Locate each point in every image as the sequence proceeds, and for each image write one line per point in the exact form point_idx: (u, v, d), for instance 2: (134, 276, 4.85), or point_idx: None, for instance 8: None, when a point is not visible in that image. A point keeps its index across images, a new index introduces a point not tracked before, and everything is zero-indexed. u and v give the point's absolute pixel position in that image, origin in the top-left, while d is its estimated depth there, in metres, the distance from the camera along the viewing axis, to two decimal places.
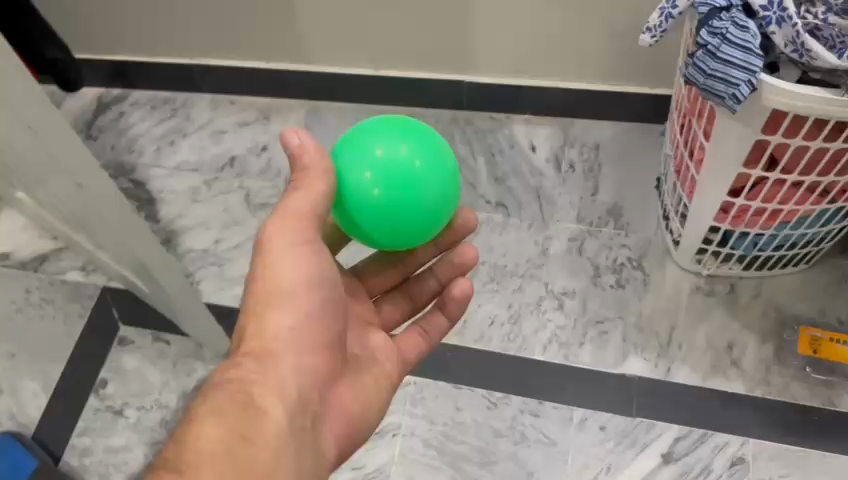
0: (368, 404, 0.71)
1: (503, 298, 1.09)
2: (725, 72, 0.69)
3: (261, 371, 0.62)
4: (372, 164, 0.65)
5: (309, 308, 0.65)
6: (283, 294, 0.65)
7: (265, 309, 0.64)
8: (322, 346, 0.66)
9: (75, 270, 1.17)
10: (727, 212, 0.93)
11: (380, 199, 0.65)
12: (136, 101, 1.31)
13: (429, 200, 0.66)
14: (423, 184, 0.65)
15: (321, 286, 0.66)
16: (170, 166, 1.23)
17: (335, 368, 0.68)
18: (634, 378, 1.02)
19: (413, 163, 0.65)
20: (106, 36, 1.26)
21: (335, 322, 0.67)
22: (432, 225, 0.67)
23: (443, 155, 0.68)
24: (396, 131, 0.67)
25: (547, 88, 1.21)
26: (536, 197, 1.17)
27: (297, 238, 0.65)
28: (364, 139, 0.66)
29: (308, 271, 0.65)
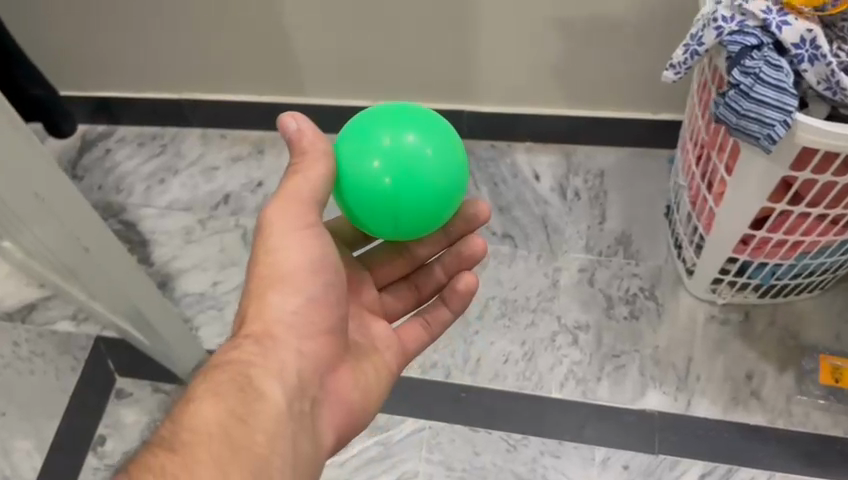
0: (371, 388, 0.70)
1: (515, 334, 1.06)
2: (759, 113, 0.67)
3: (262, 353, 0.62)
4: (380, 153, 0.62)
5: (310, 292, 0.65)
6: (283, 278, 0.64)
7: (265, 292, 0.64)
8: (323, 330, 0.66)
9: (65, 319, 1.11)
10: (746, 243, 0.92)
11: (388, 187, 0.61)
12: (123, 137, 1.26)
13: (438, 188, 0.62)
14: (433, 174, 0.62)
15: (323, 271, 0.65)
16: (161, 205, 1.19)
17: (336, 352, 0.68)
18: (654, 414, 0.99)
19: (422, 150, 0.62)
20: (90, 71, 1.21)
21: (338, 306, 0.67)
22: (441, 214, 0.64)
23: (454, 145, 0.64)
24: (403, 117, 0.64)
25: (549, 115, 1.18)
26: (542, 226, 1.14)
27: (297, 222, 0.64)
28: (371, 126, 0.63)
29: (309, 255, 0.64)
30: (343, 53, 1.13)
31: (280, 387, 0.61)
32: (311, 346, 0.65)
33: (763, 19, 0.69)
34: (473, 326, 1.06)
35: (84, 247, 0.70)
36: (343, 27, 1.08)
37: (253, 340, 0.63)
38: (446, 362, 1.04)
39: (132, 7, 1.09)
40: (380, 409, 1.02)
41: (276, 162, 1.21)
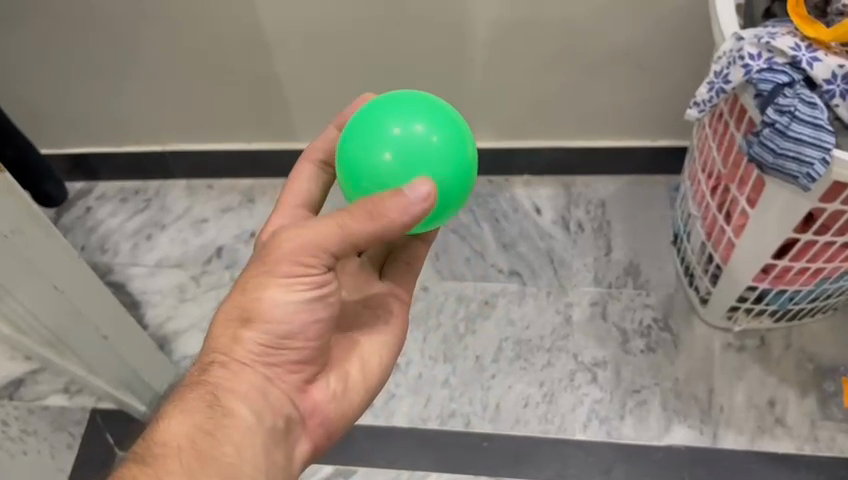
0: (350, 399, 0.66)
1: (533, 375, 1.03)
2: (797, 151, 0.66)
3: (232, 377, 0.59)
4: (387, 142, 0.55)
5: (288, 327, 0.59)
6: (259, 315, 0.59)
7: (238, 326, 0.59)
8: (298, 356, 0.62)
9: (57, 394, 1.01)
10: (767, 272, 0.90)
11: (400, 178, 0.55)
12: (103, 193, 1.24)
13: (447, 175, 0.56)
14: (444, 162, 0.56)
15: (308, 308, 0.59)
16: (150, 263, 1.15)
17: (313, 370, 0.64)
18: (682, 450, 0.97)
19: (430, 137, 0.56)
20: (69, 128, 1.18)
21: (317, 338, 0.62)
22: (450, 205, 0.58)
23: (462, 132, 0.58)
24: (405, 103, 0.57)
25: (546, 148, 1.16)
26: (549, 261, 1.13)
27: (293, 266, 0.57)
28: (375, 117, 0.57)
29: (293, 297, 0.58)
30: (335, 99, 1.10)
31: (248, 409, 0.58)
32: (284, 370, 0.61)
33: (792, 56, 0.67)
34: (489, 371, 1.04)
35: (94, 326, 0.76)
36: (335, 72, 1.05)
37: (221, 364, 0.59)
38: (464, 410, 1.01)
39: (114, 60, 1.05)
40: (400, 464, 0.98)
41: (268, 210, 1.19)
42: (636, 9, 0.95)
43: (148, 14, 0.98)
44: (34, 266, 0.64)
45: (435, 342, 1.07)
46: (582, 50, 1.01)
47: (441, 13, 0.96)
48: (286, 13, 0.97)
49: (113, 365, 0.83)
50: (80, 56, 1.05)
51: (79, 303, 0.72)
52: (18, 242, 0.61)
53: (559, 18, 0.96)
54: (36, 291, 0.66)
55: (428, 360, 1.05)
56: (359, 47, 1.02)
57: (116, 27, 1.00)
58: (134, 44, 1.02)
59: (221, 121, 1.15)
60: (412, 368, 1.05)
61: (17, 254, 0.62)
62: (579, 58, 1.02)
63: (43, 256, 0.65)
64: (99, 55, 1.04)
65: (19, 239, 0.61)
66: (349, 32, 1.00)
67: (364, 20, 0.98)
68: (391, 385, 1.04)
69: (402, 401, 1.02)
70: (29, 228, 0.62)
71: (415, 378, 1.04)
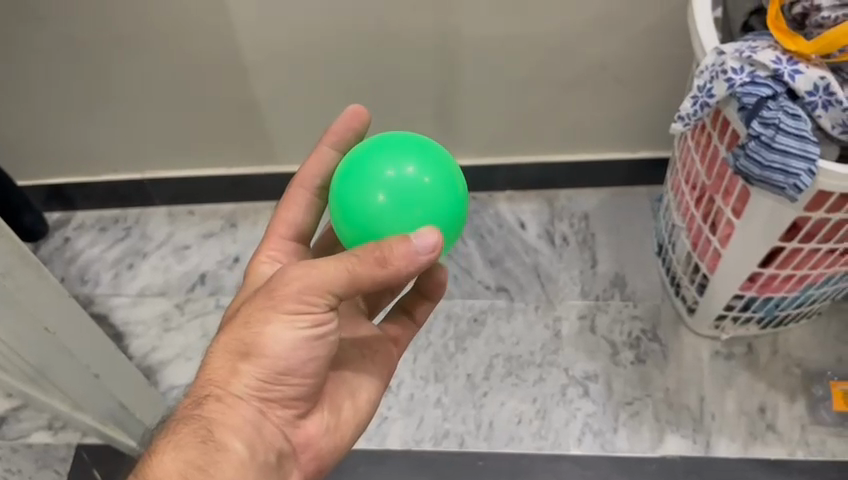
0: (342, 432, 0.66)
1: (525, 392, 1.03)
2: (783, 163, 0.67)
3: (226, 412, 0.58)
4: (380, 185, 0.56)
5: (285, 365, 0.58)
6: (258, 351, 0.57)
7: (236, 359, 0.58)
8: (295, 393, 0.60)
9: (41, 430, 1.01)
10: (753, 281, 0.91)
11: (395, 221, 0.56)
12: (81, 223, 1.22)
13: (442, 217, 0.57)
14: (436, 203, 0.56)
15: (310, 345, 0.58)
16: (132, 293, 1.14)
17: (307, 405, 0.63)
18: (676, 460, 0.97)
19: (422, 179, 0.57)
20: (45, 159, 1.16)
21: (315, 375, 0.60)
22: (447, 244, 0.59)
23: (452, 170, 0.59)
24: (397, 146, 0.59)
25: (527, 163, 1.17)
26: (535, 276, 1.13)
27: (301, 305, 0.55)
28: (367, 160, 0.58)
29: (292, 335, 0.56)
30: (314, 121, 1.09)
31: (240, 445, 0.57)
32: (279, 406, 0.60)
33: (774, 69, 0.68)
34: (481, 389, 1.03)
35: (85, 365, 0.75)
36: (315, 94, 1.05)
37: (216, 398, 0.58)
38: (458, 430, 1.00)
39: (90, 89, 1.04)
40: None
41: (250, 234, 1.18)
42: (613, 24, 0.96)
43: (124, 42, 0.97)
44: (25, 308, 0.63)
45: (425, 361, 1.06)
46: (562, 66, 1.01)
47: (420, 33, 0.96)
48: (264, 36, 0.96)
49: (102, 402, 0.81)
50: (55, 86, 1.03)
51: (70, 343, 0.71)
52: (9, 286, 0.60)
53: (538, 36, 0.97)
54: (26, 334, 0.64)
55: (419, 381, 1.05)
56: (338, 69, 1.02)
57: (92, 55, 0.99)
58: (111, 71, 1.01)
59: (200, 147, 1.14)
60: (403, 389, 1.04)
61: (8, 297, 0.60)
62: (559, 74, 1.02)
63: (33, 298, 0.63)
64: (76, 84, 1.03)
65: (10, 283, 0.60)
66: (327, 55, 0.99)
67: (343, 42, 0.98)
68: (383, 408, 1.03)
69: (395, 424, 1.01)
70: (21, 271, 0.60)
71: (407, 399, 1.03)
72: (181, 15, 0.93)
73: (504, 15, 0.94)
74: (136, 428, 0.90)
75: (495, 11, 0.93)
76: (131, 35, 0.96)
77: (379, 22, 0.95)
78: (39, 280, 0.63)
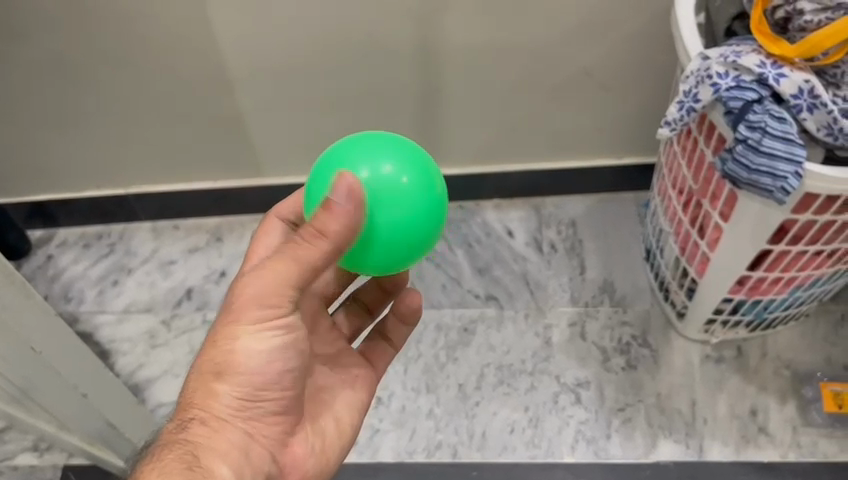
0: (327, 453, 0.65)
1: (517, 400, 1.02)
2: (771, 167, 0.67)
3: (211, 435, 0.57)
4: (355, 186, 0.55)
5: (261, 380, 0.58)
6: (232, 368, 0.57)
7: (211, 381, 0.57)
8: (275, 408, 0.60)
9: (27, 452, 1.00)
10: (742, 284, 0.91)
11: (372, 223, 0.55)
12: (64, 240, 1.21)
13: (421, 217, 0.56)
14: (413, 203, 0.55)
15: (282, 355, 0.58)
16: (117, 310, 1.12)
17: (289, 422, 0.62)
18: (670, 465, 0.96)
19: (399, 178, 0.55)
20: (26, 176, 1.15)
21: (292, 389, 0.61)
22: (426, 243, 0.58)
23: (430, 167, 0.58)
24: (372, 144, 0.57)
25: (514, 171, 1.17)
26: (524, 284, 1.13)
27: (267, 315, 0.55)
28: (342, 159, 0.56)
29: (262, 347, 0.57)
30: (300, 133, 1.09)
31: (229, 468, 0.56)
32: (262, 423, 0.60)
33: (759, 73, 0.69)
34: (473, 398, 1.03)
35: (73, 385, 0.73)
36: (299, 106, 1.05)
37: (200, 421, 0.57)
38: (450, 441, 1.00)
39: (72, 104, 1.03)
40: None
41: (237, 248, 1.17)
42: (597, 32, 0.96)
43: (106, 56, 0.96)
44: (11, 329, 0.61)
45: (416, 372, 1.05)
46: (546, 74, 1.01)
47: (405, 44, 0.96)
48: (247, 49, 0.96)
49: (89, 421, 0.80)
50: (35, 101, 1.02)
51: (58, 363, 0.69)
52: None
53: (522, 43, 0.97)
54: (12, 355, 0.63)
55: (410, 392, 1.04)
56: (323, 81, 1.01)
57: (74, 70, 0.98)
58: (92, 86, 1.01)
59: (185, 160, 1.13)
60: (395, 400, 1.03)
61: None
62: (543, 82, 1.03)
63: (18, 318, 0.62)
64: (57, 100, 1.02)
65: None
66: (312, 67, 0.99)
67: (327, 54, 0.97)
68: (374, 420, 1.02)
69: (386, 436, 1.00)
70: (5, 291, 0.59)
71: (398, 411, 1.02)
72: (163, 29, 0.93)
73: (489, 24, 0.94)
74: (123, 447, 0.89)
75: (479, 20, 0.94)
76: (114, 49, 0.95)
77: (364, 34, 0.95)
78: (25, 300, 0.62)
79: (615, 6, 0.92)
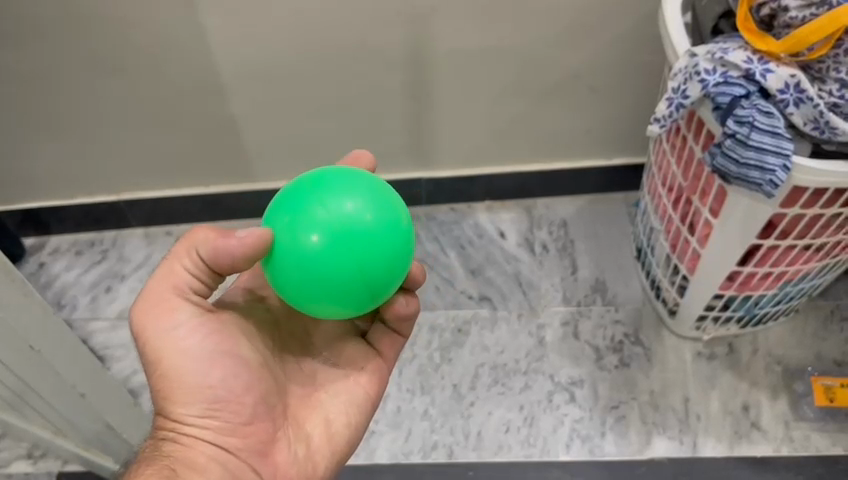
0: (314, 459, 0.64)
1: (512, 400, 1.03)
2: (759, 160, 0.68)
3: (185, 454, 0.59)
4: (316, 224, 0.55)
5: (211, 393, 0.59)
6: (178, 386, 0.59)
7: (167, 404, 0.59)
8: (242, 419, 0.60)
9: (21, 459, 1.00)
10: (732, 280, 0.92)
11: (336, 261, 0.55)
12: (57, 247, 1.21)
13: (387, 255, 0.56)
14: (375, 244, 0.55)
15: (221, 361, 0.60)
16: (110, 316, 1.12)
17: (266, 432, 0.62)
18: (664, 461, 0.97)
19: (361, 217, 0.55)
20: (18, 184, 1.15)
21: (254, 396, 0.61)
22: (392, 283, 0.58)
23: (393, 204, 0.58)
24: (338, 182, 0.57)
25: (506, 173, 1.18)
26: (517, 284, 1.13)
27: (175, 321, 0.60)
28: (306, 196, 0.57)
29: (197, 357, 0.59)
30: (292, 137, 1.09)
31: None
32: (234, 436, 0.60)
33: (746, 69, 0.70)
34: (467, 399, 1.03)
35: (71, 385, 0.73)
36: (292, 110, 1.05)
37: (171, 441, 0.59)
38: (446, 441, 1.00)
39: (64, 112, 1.03)
40: None
41: None
42: (585, 35, 0.97)
43: (99, 63, 0.97)
44: (11, 328, 0.61)
45: (411, 373, 1.06)
46: (537, 76, 1.03)
47: (397, 48, 0.97)
48: (240, 55, 0.97)
49: (84, 423, 0.80)
50: (28, 108, 1.03)
51: (58, 363, 0.69)
52: None
53: (514, 45, 0.98)
54: (12, 352, 0.63)
55: (406, 394, 1.04)
56: (316, 86, 1.02)
57: (66, 77, 0.98)
58: (85, 93, 1.01)
59: (178, 166, 1.13)
60: (390, 402, 1.03)
61: None
62: (534, 85, 1.04)
63: (18, 317, 0.62)
64: (50, 107, 1.03)
65: None
66: (305, 72, 1.00)
67: (320, 59, 0.98)
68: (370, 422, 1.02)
69: (382, 438, 1.01)
70: (7, 289, 0.59)
71: (393, 412, 1.03)
72: (158, 35, 0.93)
73: (480, 27, 0.95)
74: (118, 451, 0.88)
75: (470, 24, 0.95)
76: (107, 56, 0.96)
77: (356, 39, 0.96)
78: (26, 298, 0.62)
79: (604, 8, 0.94)
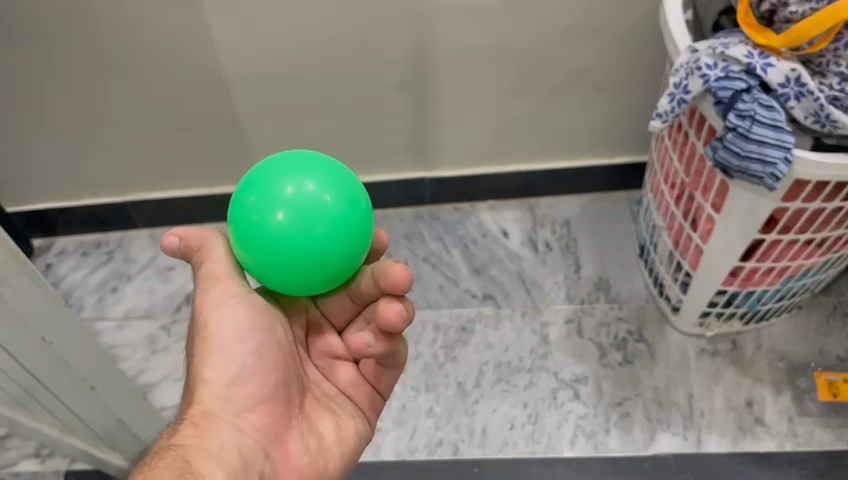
0: (324, 455, 0.62)
1: (516, 397, 1.03)
2: (760, 153, 0.69)
3: (203, 434, 0.55)
4: (280, 203, 0.55)
5: (242, 362, 0.59)
6: (215, 353, 0.59)
7: (200, 369, 0.59)
8: (264, 396, 0.59)
9: (29, 458, 1.01)
10: (735, 275, 0.93)
11: (296, 240, 0.54)
12: (63, 249, 1.22)
13: (346, 236, 0.56)
14: (338, 222, 0.55)
15: (257, 332, 0.60)
16: (117, 316, 1.13)
17: (282, 417, 0.61)
18: (669, 457, 0.97)
19: (323, 197, 0.55)
20: (25, 186, 1.16)
21: (279, 375, 0.61)
22: (353, 262, 0.57)
23: (354, 185, 0.58)
24: (297, 163, 0.57)
25: (508, 173, 1.18)
26: (521, 282, 1.14)
27: (220, 292, 0.59)
28: (267, 175, 0.56)
29: (235, 324, 0.59)
30: (296, 136, 1.10)
31: (228, 457, 0.54)
32: (254, 416, 0.58)
33: (747, 63, 0.71)
34: (472, 396, 1.04)
35: (82, 377, 0.73)
36: (295, 110, 1.06)
37: (192, 418, 0.57)
38: (451, 438, 1.00)
39: (70, 113, 1.04)
40: None
41: None
42: (587, 34, 0.98)
43: (103, 64, 0.98)
44: (22, 318, 0.62)
45: (415, 371, 1.06)
46: (537, 75, 1.03)
47: (399, 47, 0.98)
48: (244, 56, 0.98)
49: (92, 418, 0.80)
50: (34, 109, 1.04)
51: (68, 356, 0.70)
52: (7, 294, 0.59)
53: (515, 44, 0.99)
54: (22, 341, 0.64)
55: (410, 391, 1.05)
56: (320, 86, 1.03)
57: (71, 78, 0.99)
58: (90, 94, 1.02)
59: (183, 167, 1.14)
60: (395, 401, 1.04)
61: (5, 306, 0.60)
62: (535, 84, 1.05)
63: (30, 308, 0.63)
64: (56, 109, 1.04)
65: (7, 291, 0.59)
66: (307, 73, 1.01)
67: (323, 58, 0.99)
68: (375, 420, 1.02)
69: (388, 435, 1.01)
70: (18, 278, 0.60)
71: (399, 410, 1.03)
72: (162, 36, 0.94)
73: (481, 27, 0.96)
74: (125, 448, 0.89)
75: (471, 23, 0.96)
76: (111, 56, 0.97)
77: (358, 38, 0.97)
78: (38, 289, 0.63)
79: (606, 7, 0.95)
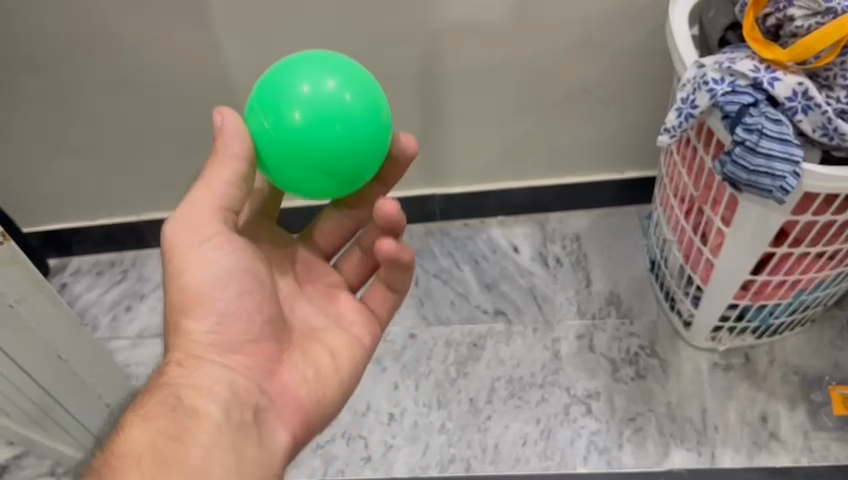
0: (322, 382, 0.66)
1: (528, 413, 1.03)
2: (769, 167, 0.69)
3: (191, 372, 0.60)
4: (297, 102, 0.57)
5: (223, 308, 0.61)
6: (194, 302, 0.61)
7: (181, 319, 0.61)
8: (250, 335, 0.62)
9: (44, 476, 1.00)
10: (746, 289, 0.93)
11: (315, 139, 0.57)
12: (78, 269, 1.24)
13: (365, 133, 0.58)
14: (356, 122, 0.57)
15: (235, 277, 0.61)
16: (131, 335, 1.14)
17: (273, 353, 0.64)
18: (683, 473, 0.96)
19: (342, 96, 0.57)
20: (41, 207, 1.18)
21: (262, 314, 0.63)
22: (373, 161, 0.60)
23: (371, 86, 0.60)
24: (315, 64, 0.59)
25: (517, 189, 1.19)
26: (532, 298, 1.14)
27: (198, 237, 0.60)
28: (285, 76, 0.58)
29: (212, 271, 0.61)
30: None
31: (218, 400, 0.58)
32: (240, 357, 0.62)
33: (753, 78, 0.71)
34: (484, 412, 1.03)
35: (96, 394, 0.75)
36: None
37: (177, 363, 0.60)
38: (464, 454, 1.00)
39: (84, 133, 1.06)
40: None
41: None
42: (595, 51, 0.99)
43: (117, 86, 1.00)
44: (38, 336, 0.64)
45: (427, 388, 1.07)
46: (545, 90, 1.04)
47: (408, 66, 0.99)
48: (255, 75, 0.99)
49: None
50: (48, 130, 1.05)
51: (83, 374, 0.72)
52: (23, 311, 0.62)
53: (522, 61, 1.00)
54: (39, 361, 0.66)
55: (422, 408, 1.05)
56: None
57: (86, 99, 1.01)
58: (104, 115, 1.04)
59: None
60: (407, 417, 1.04)
61: (21, 325, 0.62)
62: (543, 99, 1.05)
63: (45, 326, 0.65)
64: (70, 130, 1.05)
65: (23, 308, 0.62)
66: None
67: None
68: (388, 437, 1.03)
69: (400, 452, 1.01)
70: (34, 297, 0.62)
71: (411, 426, 1.03)
72: (174, 57, 0.96)
73: (489, 43, 0.97)
74: None
75: (478, 39, 0.97)
76: (124, 76, 0.98)
77: (366, 56, 0.98)
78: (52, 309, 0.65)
79: (613, 23, 0.96)
